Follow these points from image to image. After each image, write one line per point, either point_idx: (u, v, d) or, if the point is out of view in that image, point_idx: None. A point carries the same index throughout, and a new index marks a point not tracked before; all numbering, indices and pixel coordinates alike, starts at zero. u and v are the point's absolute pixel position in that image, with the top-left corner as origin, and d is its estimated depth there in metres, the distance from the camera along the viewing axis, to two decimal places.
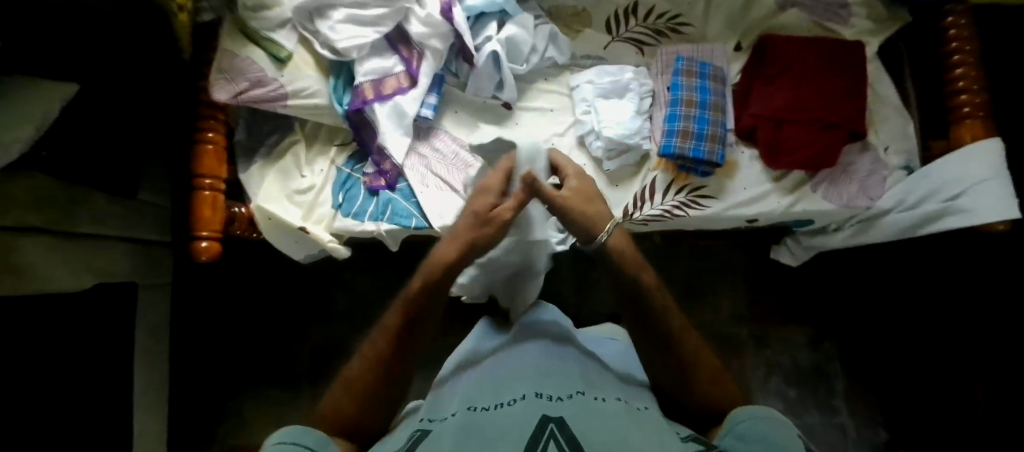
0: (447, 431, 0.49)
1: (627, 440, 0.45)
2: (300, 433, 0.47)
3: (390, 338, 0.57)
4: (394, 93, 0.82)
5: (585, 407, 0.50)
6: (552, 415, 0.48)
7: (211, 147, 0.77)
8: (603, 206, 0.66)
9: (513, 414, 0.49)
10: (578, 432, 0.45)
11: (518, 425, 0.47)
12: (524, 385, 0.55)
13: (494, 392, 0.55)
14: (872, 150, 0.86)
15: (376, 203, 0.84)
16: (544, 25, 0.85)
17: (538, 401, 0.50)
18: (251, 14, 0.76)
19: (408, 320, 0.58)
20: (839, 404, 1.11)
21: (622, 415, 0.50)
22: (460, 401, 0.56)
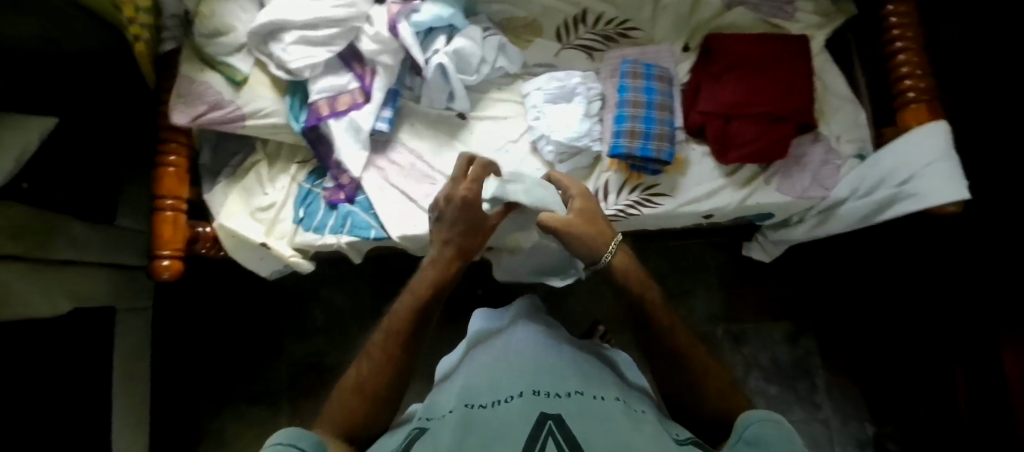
0: (449, 425, 0.50)
1: (618, 435, 0.47)
2: (302, 435, 0.47)
3: (393, 341, 0.59)
4: (349, 109, 0.84)
5: (584, 405, 0.51)
6: (551, 413, 0.49)
7: (172, 169, 0.80)
8: (606, 226, 0.66)
9: (511, 412, 0.50)
10: (573, 428, 0.46)
11: (521, 423, 0.48)
12: (522, 381, 0.56)
13: (490, 389, 0.56)
14: (823, 140, 0.87)
15: (336, 217, 0.86)
16: (493, 36, 0.87)
17: (536, 399, 0.52)
18: (206, 40, 0.79)
19: (415, 323, 0.60)
20: (821, 400, 1.08)
21: (620, 415, 0.51)
22: (460, 394, 0.57)
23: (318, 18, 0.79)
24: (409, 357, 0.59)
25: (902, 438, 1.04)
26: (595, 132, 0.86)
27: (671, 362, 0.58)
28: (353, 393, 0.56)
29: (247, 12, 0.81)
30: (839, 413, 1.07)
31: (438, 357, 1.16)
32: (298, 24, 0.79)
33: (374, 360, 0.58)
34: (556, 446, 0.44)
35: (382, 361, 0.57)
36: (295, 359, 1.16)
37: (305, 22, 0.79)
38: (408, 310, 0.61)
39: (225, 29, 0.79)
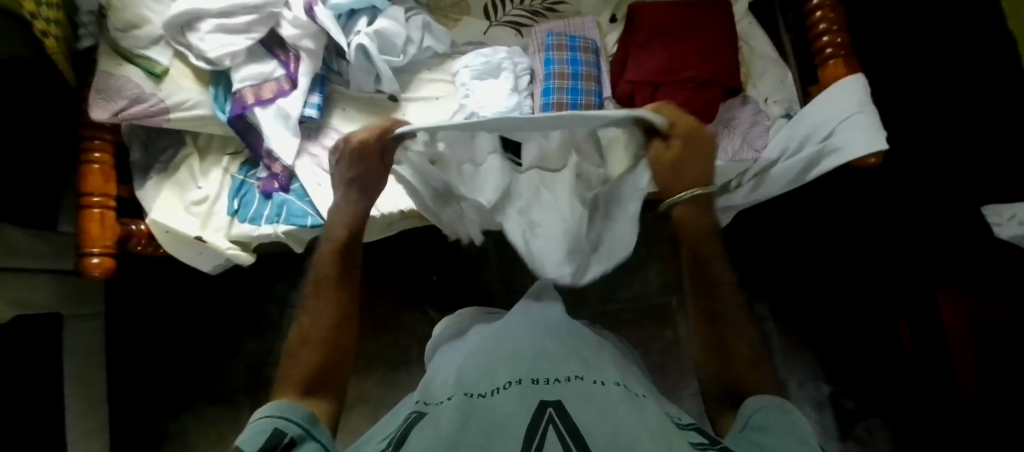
0: (448, 411, 0.44)
1: (630, 425, 0.40)
2: (292, 409, 0.45)
3: (331, 299, 0.58)
4: (275, 96, 0.84)
5: (583, 389, 0.45)
6: (551, 399, 0.43)
7: (97, 166, 0.79)
8: (687, 176, 0.59)
9: (513, 399, 0.44)
10: (581, 416, 0.40)
11: (517, 412, 0.42)
12: (519, 365, 0.50)
13: (485, 371, 0.50)
14: (752, 102, 0.88)
15: (271, 206, 0.85)
16: (416, 17, 0.88)
17: (535, 386, 0.45)
18: (122, 34, 0.78)
19: (344, 274, 0.60)
20: (777, 364, 1.09)
21: (622, 401, 0.44)
22: (457, 380, 0.51)
23: (233, 5, 0.79)
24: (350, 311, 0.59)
25: (858, 396, 1.05)
26: (525, 106, 0.87)
27: (715, 317, 0.57)
28: (304, 350, 0.54)
29: (162, 5, 0.81)
30: (796, 375, 1.08)
31: (395, 345, 1.15)
32: (213, 12, 0.79)
33: (322, 316, 0.57)
34: (558, 436, 0.38)
35: (324, 312, 0.57)
36: (252, 355, 1.15)
37: (220, 10, 0.79)
38: (331, 264, 0.60)
39: (139, 23, 0.79)
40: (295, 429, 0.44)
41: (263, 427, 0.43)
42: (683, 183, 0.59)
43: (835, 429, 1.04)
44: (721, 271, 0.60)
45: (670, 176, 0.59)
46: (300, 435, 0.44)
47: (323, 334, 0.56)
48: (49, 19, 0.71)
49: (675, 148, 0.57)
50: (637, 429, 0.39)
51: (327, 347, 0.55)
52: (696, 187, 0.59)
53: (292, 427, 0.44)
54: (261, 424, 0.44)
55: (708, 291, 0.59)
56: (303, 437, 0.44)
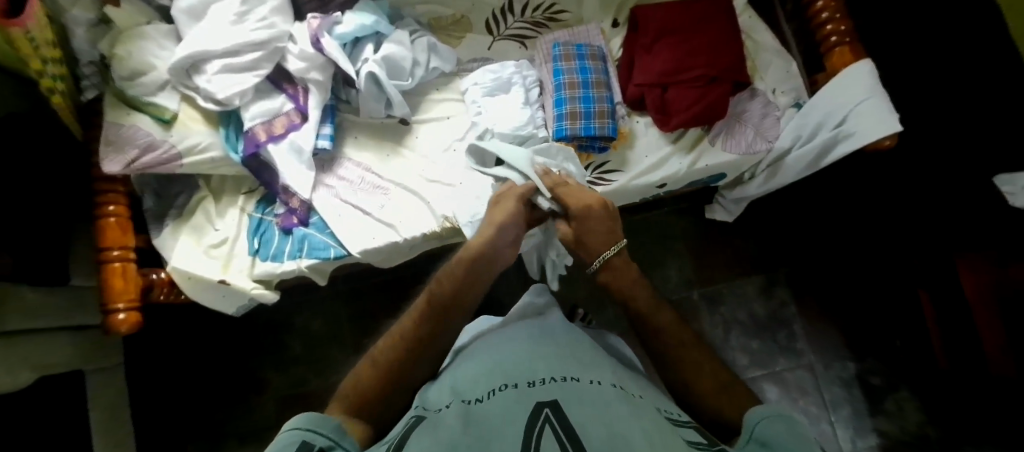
0: (447, 419, 0.42)
1: (625, 420, 0.39)
2: (324, 421, 0.43)
3: (407, 335, 0.55)
4: (287, 131, 0.83)
5: (579, 388, 0.44)
6: (546, 399, 0.42)
7: (113, 219, 0.77)
8: (596, 238, 0.66)
9: (509, 402, 0.43)
10: (579, 415, 0.40)
11: (509, 414, 0.41)
12: (509, 369, 0.49)
13: (477, 380, 0.50)
14: (760, 94, 0.89)
15: (292, 242, 0.84)
16: (422, 39, 0.89)
17: (531, 387, 0.45)
18: (127, 83, 0.77)
19: (435, 312, 0.57)
20: (803, 347, 1.10)
21: (614, 396, 0.43)
22: (451, 390, 0.50)
23: (237, 42, 0.78)
24: (437, 328, 0.56)
25: (884, 372, 1.06)
26: (538, 118, 0.88)
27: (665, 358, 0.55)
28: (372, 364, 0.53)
29: (167, 50, 0.80)
30: (821, 357, 1.09)
31: None
32: (218, 52, 0.78)
33: (398, 334, 0.56)
34: (556, 433, 0.37)
35: (399, 344, 0.55)
36: (277, 391, 1.13)
37: (225, 50, 0.78)
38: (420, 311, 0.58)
39: (144, 69, 0.77)
40: (324, 440, 0.41)
41: (292, 439, 0.40)
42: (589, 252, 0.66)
43: (866, 406, 1.06)
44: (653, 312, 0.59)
45: (577, 246, 0.67)
46: (331, 446, 0.41)
47: (394, 353, 0.54)
48: (54, 76, 0.70)
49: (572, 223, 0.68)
50: (633, 424, 0.39)
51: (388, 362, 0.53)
52: (607, 247, 0.65)
53: (322, 439, 0.41)
54: (289, 435, 0.41)
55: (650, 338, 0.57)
56: (333, 448, 0.41)
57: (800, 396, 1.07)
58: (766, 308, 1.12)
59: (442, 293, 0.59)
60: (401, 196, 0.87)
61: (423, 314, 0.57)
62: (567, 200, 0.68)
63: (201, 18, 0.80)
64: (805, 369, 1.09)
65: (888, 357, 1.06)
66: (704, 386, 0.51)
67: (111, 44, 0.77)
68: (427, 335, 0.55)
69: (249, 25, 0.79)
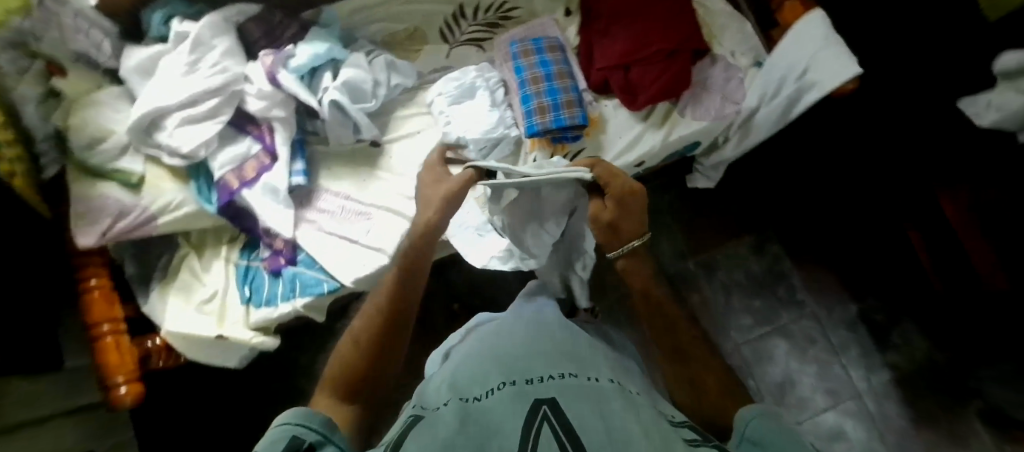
0: (445, 416, 0.40)
1: (623, 419, 0.37)
2: (313, 414, 0.40)
3: (378, 308, 0.56)
4: (259, 173, 0.82)
5: (579, 385, 0.42)
6: (545, 396, 0.40)
7: (97, 292, 0.75)
8: (628, 227, 0.62)
9: (510, 399, 0.41)
10: (579, 411, 0.38)
11: (507, 413, 0.39)
12: (507, 368, 0.47)
13: (474, 378, 0.47)
14: (721, 59, 0.90)
15: (283, 283, 0.82)
16: (378, 58, 0.88)
17: (529, 385, 0.43)
18: (87, 153, 0.74)
19: (402, 283, 0.58)
20: (804, 297, 1.11)
21: (611, 392, 0.42)
22: (448, 386, 0.47)
23: (193, 92, 0.76)
24: (408, 301, 0.57)
25: (886, 307, 1.08)
26: (508, 118, 0.88)
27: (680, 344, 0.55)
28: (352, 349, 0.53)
29: (123, 111, 0.78)
30: (823, 303, 1.11)
31: None
32: (176, 105, 0.76)
33: (372, 311, 0.56)
34: (554, 432, 0.35)
35: (371, 319, 0.55)
36: None
37: (181, 102, 0.76)
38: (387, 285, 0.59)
39: (104, 135, 0.75)
40: (314, 435, 0.38)
41: (280, 435, 0.37)
42: (620, 237, 0.63)
43: (874, 344, 1.07)
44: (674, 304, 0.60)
45: (605, 231, 0.63)
46: (320, 442, 0.38)
47: (374, 331, 0.53)
48: (9, 159, 0.68)
49: (609, 207, 0.61)
50: (631, 422, 0.37)
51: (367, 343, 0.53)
52: (634, 238, 0.63)
53: (312, 434, 0.38)
54: (277, 432, 0.38)
55: (669, 325, 0.58)
56: (322, 444, 0.38)
57: (809, 345, 1.09)
58: (762, 265, 1.14)
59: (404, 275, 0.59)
60: (384, 219, 0.86)
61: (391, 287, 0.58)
62: (610, 180, 0.60)
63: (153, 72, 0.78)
64: (810, 317, 1.10)
65: (887, 292, 1.08)
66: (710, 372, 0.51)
67: (64, 115, 0.75)
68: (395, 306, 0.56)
69: (203, 72, 0.78)
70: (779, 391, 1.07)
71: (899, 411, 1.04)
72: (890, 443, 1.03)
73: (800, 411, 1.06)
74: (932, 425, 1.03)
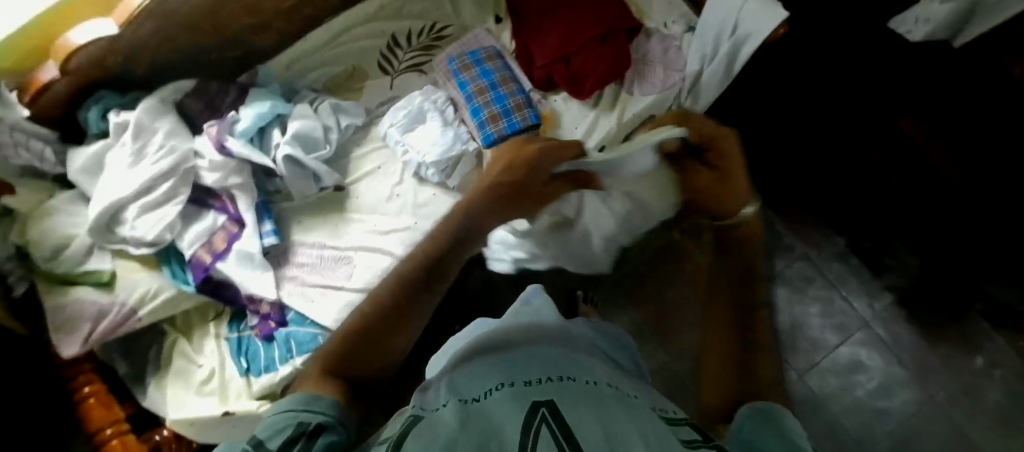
0: (444, 415, 0.37)
1: (621, 421, 0.36)
2: (319, 397, 0.35)
3: (404, 278, 0.49)
4: (230, 243, 0.81)
5: (577, 389, 0.41)
6: (543, 399, 0.39)
7: (92, 398, 0.74)
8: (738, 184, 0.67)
9: (510, 401, 0.38)
10: (578, 413, 0.36)
11: (504, 416, 0.36)
12: (510, 370, 0.45)
13: (476, 378, 0.45)
14: (655, 32, 0.91)
15: (278, 346, 0.81)
16: (323, 104, 0.88)
17: (527, 389, 0.41)
18: (53, 262, 0.73)
19: (436, 259, 0.51)
20: (790, 241, 1.12)
21: (607, 396, 0.41)
22: (447, 384, 0.45)
23: (145, 178, 0.76)
24: (432, 277, 0.50)
25: None
26: (463, 133, 0.88)
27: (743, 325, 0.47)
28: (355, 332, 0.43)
29: (80, 213, 0.77)
30: (810, 242, 1.12)
31: None
32: (131, 195, 0.76)
33: (395, 279, 0.49)
34: (554, 435, 0.33)
35: (393, 287, 0.48)
36: None
37: (136, 190, 0.76)
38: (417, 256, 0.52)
39: (67, 240, 0.74)
40: (321, 418, 0.34)
41: (282, 422, 0.33)
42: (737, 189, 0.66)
43: (868, 271, 1.09)
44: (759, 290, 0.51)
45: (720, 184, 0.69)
46: (333, 424, 0.34)
47: (389, 303, 0.46)
48: None
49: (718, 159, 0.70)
50: (628, 422, 0.35)
51: (371, 329, 0.44)
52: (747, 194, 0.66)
53: (321, 416, 0.34)
54: (278, 418, 0.34)
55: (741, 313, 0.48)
56: (335, 425, 0.34)
57: (807, 285, 1.10)
58: None
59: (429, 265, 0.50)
60: (364, 258, 0.85)
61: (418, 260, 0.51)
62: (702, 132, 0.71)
63: (99, 169, 0.78)
64: (801, 259, 1.11)
65: None
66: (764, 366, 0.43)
67: (21, 231, 0.73)
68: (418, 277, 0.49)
69: (151, 158, 0.78)
70: (790, 337, 1.08)
71: (908, 331, 1.06)
72: (908, 364, 1.04)
73: (814, 352, 1.07)
74: (944, 338, 1.04)
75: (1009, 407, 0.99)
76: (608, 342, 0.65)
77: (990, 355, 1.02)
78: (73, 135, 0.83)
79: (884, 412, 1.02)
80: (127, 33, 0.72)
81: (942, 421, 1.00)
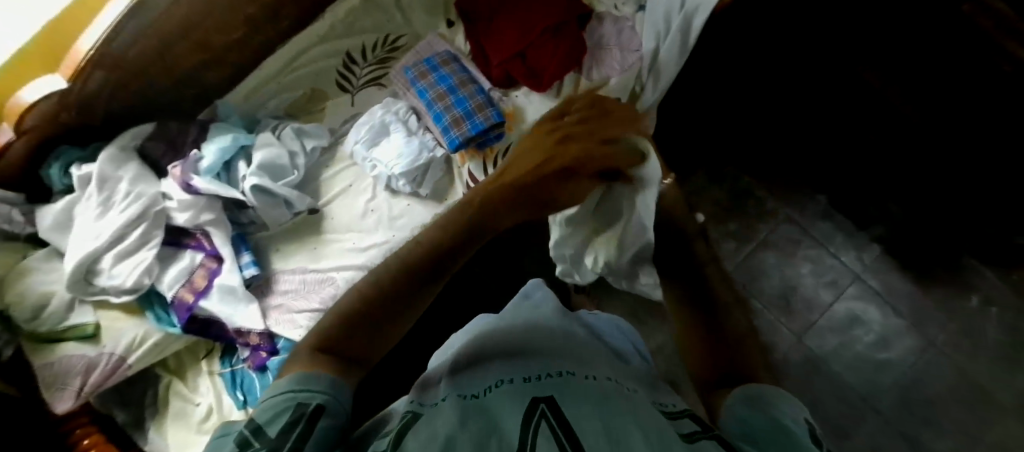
0: (442, 413, 0.35)
1: (620, 411, 0.34)
2: (315, 375, 0.34)
3: (424, 249, 0.45)
4: (210, 279, 0.81)
5: (577, 383, 0.39)
6: (542, 395, 0.37)
7: (91, 448, 0.70)
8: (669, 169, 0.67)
9: (511, 396, 0.37)
10: (577, 409, 0.34)
11: (505, 411, 0.35)
12: (513, 366, 0.43)
13: (478, 374, 0.42)
14: (606, 16, 0.90)
15: (271, 374, 0.80)
16: (285, 131, 0.89)
17: (529, 383, 0.39)
18: (35, 322, 0.73)
19: (467, 232, 0.48)
20: (773, 206, 1.12)
21: (608, 389, 0.39)
22: (445, 385, 0.42)
23: (116, 226, 0.77)
24: (453, 253, 0.46)
25: None
26: (429, 141, 0.89)
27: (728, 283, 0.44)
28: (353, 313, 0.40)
29: (58, 270, 0.77)
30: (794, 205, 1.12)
31: None
32: (105, 245, 0.76)
33: (416, 248, 0.45)
34: (554, 430, 0.32)
35: (409, 256, 0.44)
36: None
37: (108, 240, 0.76)
38: (446, 227, 0.48)
39: (45, 300, 0.74)
40: (320, 398, 0.33)
41: (282, 403, 0.32)
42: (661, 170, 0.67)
43: (853, 225, 1.09)
44: (703, 255, 0.54)
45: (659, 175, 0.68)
46: (331, 405, 0.33)
47: (402, 273, 0.43)
48: None
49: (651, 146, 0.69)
50: (627, 413, 0.34)
51: (374, 307, 0.41)
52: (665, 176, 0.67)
53: (319, 397, 0.33)
54: (277, 399, 0.33)
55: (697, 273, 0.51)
56: (333, 403, 0.33)
57: (795, 247, 1.10)
58: (724, 191, 1.14)
59: (446, 244, 0.46)
60: (348, 277, 0.85)
61: (450, 229, 0.47)
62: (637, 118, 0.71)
63: (70, 223, 0.78)
64: (787, 222, 1.11)
65: None
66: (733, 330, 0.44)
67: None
68: (438, 247, 0.46)
69: (119, 205, 0.78)
70: (785, 300, 1.08)
71: (901, 279, 1.05)
72: (905, 313, 1.04)
73: (810, 312, 1.06)
74: (938, 282, 1.04)
75: (1008, 342, 0.99)
76: (606, 329, 0.63)
77: (985, 293, 1.02)
78: (38, 195, 0.83)
79: (887, 363, 1.02)
80: (76, 85, 0.72)
81: (944, 365, 1.00)
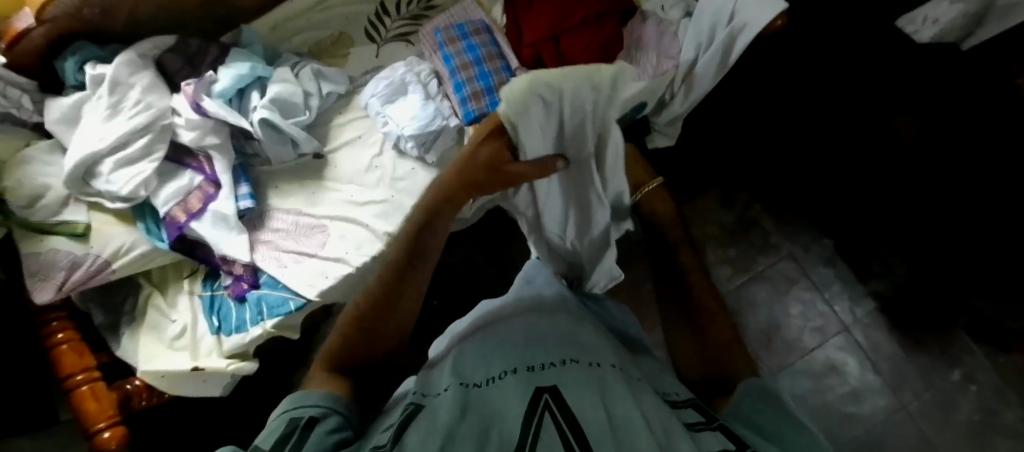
0: (444, 406, 0.34)
1: (626, 409, 0.32)
2: (311, 393, 0.37)
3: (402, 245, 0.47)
4: (204, 203, 0.81)
5: (580, 373, 0.36)
6: (546, 386, 0.35)
7: (64, 345, 0.73)
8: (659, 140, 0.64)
9: (512, 392, 0.35)
10: (582, 411, 0.32)
11: (509, 411, 0.33)
12: (520, 346, 0.41)
13: (485, 355, 0.41)
14: (652, 16, 0.85)
15: (249, 308, 0.81)
16: (304, 69, 0.89)
17: (533, 373, 0.37)
18: (30, 211, 0.74)
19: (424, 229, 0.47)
20: (777, 241, 1.13)
21: (611, 379, 0.36)
22: (450, 367, 0.40)
23: (122, 133, 0.77)
24: (424, 250, 0.47)
25: None
26: (445, 109, 0.88)
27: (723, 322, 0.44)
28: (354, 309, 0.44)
29: (57, 164, 0.78)
30: (797, 244, 1.12)
31: None
32: (105, 150, 0.76)
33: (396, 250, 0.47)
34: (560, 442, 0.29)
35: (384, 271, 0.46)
36: None
37: (111, 145, 0.76)
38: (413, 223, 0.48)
39: (42, 191, 0.75)
40: (315, 409, 0.36)
41: (278, 424, 0.35)
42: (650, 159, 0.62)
43: (855, 276, 1.07)
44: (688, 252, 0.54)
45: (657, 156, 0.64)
46: (325, 414, 0.36)
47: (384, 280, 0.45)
48: None
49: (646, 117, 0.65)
50: (634, 411, 0.32)
51: (363, 316, 0.43)
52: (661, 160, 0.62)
53: (315, 409, 0.36)
54: (276, 421, 0.36)
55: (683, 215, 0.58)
56: (328, 415, 0.36)
57: (790, 286, 1.10)
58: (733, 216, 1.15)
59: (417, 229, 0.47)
60: (339, 228, 0.85)
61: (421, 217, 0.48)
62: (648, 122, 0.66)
63: (78, 121, 0.79)
64: (788, 259, 1.11)
65: None
66: (720, 320, 0.44)
67: None
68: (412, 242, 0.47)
69: (126, 113, 0.78)
70: (767, 335, 1.08)
71: (887, 339, 1.04)
72: (884, 372, 1.03)
73: (790, 352, 1.06)
74: (924, 349, 1.02)
75: (981, 422, 0.98)
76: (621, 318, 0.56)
77: (968, 369, 1.00)
78: (51, 85, 0.84)
79: (854, 418, 1.01)
80: None
81: (913, 430, 0.99)
